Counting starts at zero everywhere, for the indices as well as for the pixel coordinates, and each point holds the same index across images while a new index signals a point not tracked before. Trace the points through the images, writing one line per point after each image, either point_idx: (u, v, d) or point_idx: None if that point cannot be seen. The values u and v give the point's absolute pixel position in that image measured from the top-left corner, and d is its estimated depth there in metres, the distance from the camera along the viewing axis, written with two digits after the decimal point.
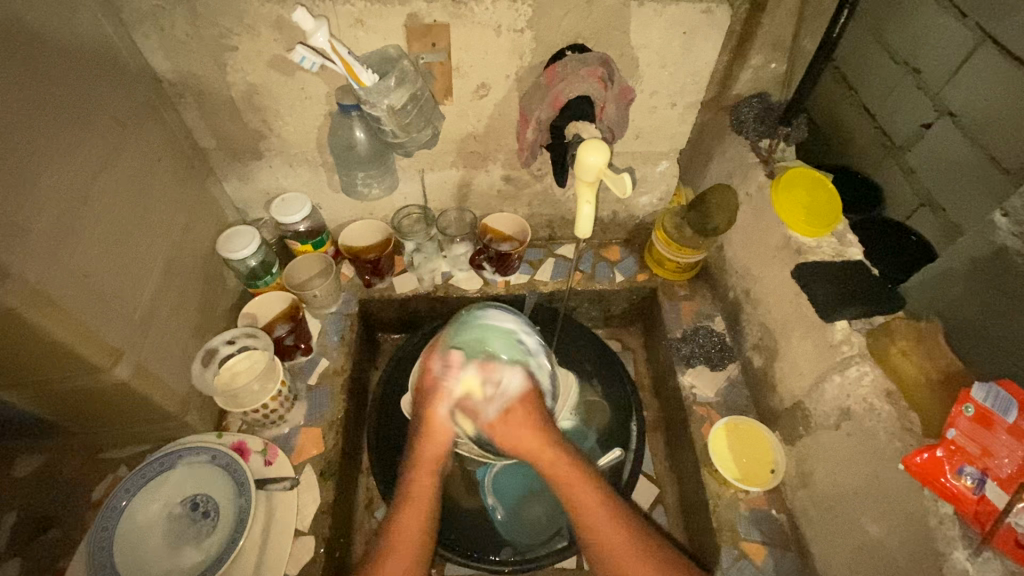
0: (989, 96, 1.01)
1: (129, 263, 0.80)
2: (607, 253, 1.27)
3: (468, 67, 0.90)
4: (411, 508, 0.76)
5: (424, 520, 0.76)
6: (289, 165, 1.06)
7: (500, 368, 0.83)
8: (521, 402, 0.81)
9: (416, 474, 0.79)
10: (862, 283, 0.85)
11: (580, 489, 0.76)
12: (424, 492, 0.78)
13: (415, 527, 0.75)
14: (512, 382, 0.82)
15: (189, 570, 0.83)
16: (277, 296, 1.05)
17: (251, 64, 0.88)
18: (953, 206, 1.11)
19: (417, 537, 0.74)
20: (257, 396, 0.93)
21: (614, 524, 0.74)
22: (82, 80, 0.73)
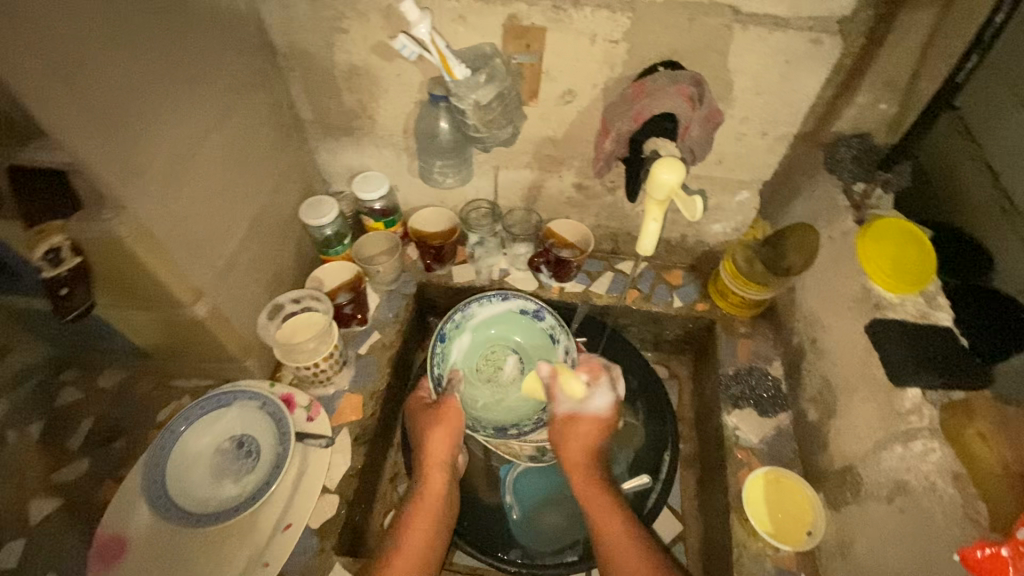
0: None
1: (223, 213, 0.88)
2: (668, 276, 1.23)
3: (558, 72, 0.90)
4: (427, 504, 0.83)
5: (435, 516, 0.82)
6: (375, 145, 1.12)
7: (597, 387, 0.90)
8: (593, 421, 0.88)
9: (431, 471, 0.86)
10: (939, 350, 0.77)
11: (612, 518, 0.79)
12: (437, 492, 0.85)
13: (427, 523, 0.81)
14: (599, 402, 0.89)
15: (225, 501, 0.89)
16: (344, 267, 1.13)
17: (356, 47, 0.93)
18: None
19: (427, 531, 0.80)
20: (312, 354, 1.00)
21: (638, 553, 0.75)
22: (212, 46, 0.82)
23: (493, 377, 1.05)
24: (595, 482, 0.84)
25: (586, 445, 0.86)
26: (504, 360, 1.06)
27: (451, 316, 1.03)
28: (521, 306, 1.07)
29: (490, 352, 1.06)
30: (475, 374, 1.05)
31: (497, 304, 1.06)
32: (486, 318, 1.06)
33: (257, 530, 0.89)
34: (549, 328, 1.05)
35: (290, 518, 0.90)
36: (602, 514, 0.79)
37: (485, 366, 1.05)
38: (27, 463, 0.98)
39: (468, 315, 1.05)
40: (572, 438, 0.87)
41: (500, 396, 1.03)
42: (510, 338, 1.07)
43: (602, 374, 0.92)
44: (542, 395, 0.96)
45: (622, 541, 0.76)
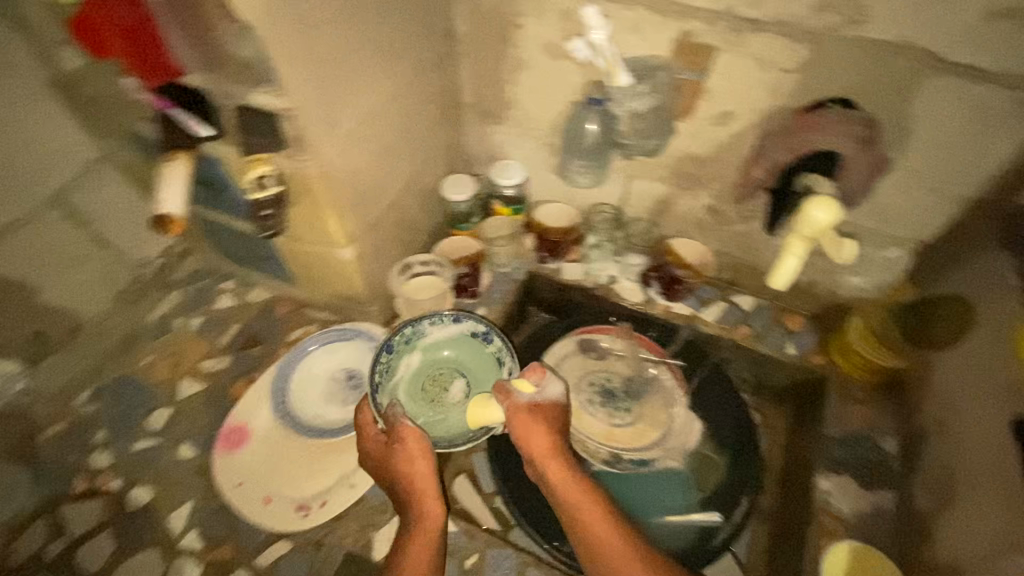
0: None
1: (384, 174, 0.99)
2: (786, 319, 1.18)
3: (720, 95, 0.90)
4: (416, 546, 0.81)
5: (428, 552, 0.81)
6: (521, 136, 1.19)
7: (545, 377, 0.96)
8: (552, 406, 0.94)
9: (422, 509, 0.85)
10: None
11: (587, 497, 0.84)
12: (433, 532, 0.83)
13: (421, 562, 0.79)
14: (553, 391, 0.96)
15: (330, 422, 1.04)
16: (470, 242, 1.22)
17: (528, 43, 1.00)
18: None
19: (423, 567, 0.79)
20: (430, 313, 1.10)
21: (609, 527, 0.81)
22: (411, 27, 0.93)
23: (438, 398, 1.05)
24: (564, 470, 0.87)
25: (535, 431, 0.89)
26: (450, 383, 1.05)
27: (404, 331, 1.03)
28: (469, 329, 1.06)
29: (435, 377, 1.06)
30: (422, 395, 1.05)
31: (435, 324, 1.05)
32: (433, 337, 1.06)
33: (350, 454, 1.00)
34: (497, 350, 1.05)
35: None
36: (571, 492, 0.85)
37: (431, 387, 1.05)
38: (184, 347, 1.15)
39: (422, 334, 1.04)
40: (534, 429, 0.90)
41: (442, 417, 1.03)
42: (457, 360, 1.07)
43: (540, 372, 0.95)
44: (491, 415, 0.94)
45: (591, 512, 0.82)
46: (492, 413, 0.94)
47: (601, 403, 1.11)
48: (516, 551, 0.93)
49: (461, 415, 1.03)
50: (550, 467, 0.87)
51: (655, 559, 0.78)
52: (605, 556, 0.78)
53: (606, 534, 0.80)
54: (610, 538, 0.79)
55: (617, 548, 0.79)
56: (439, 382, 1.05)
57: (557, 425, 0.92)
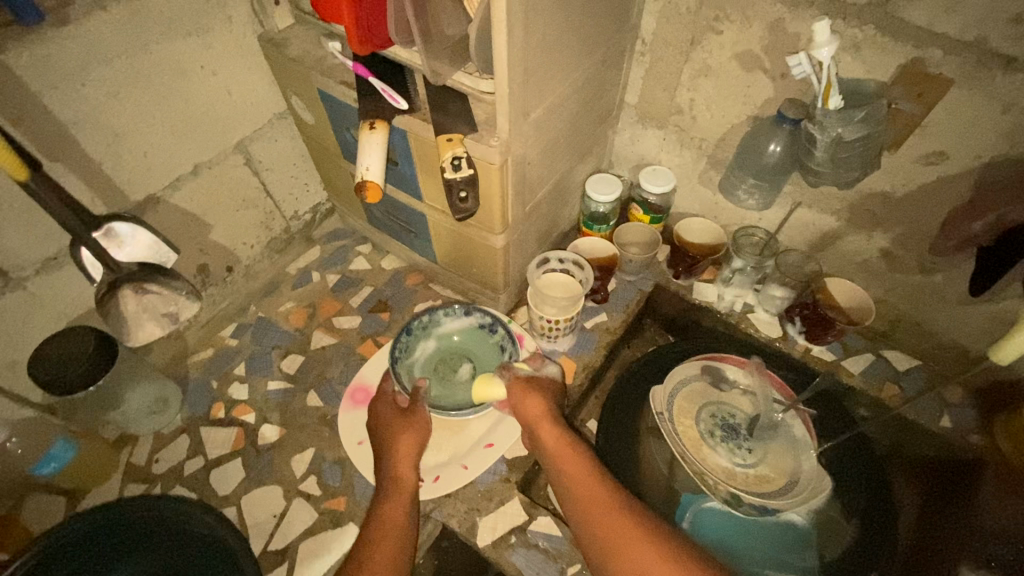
0: None
1: (547, 166, 0.98)
2: (943, 387, 1.07)
3: (940, 132, 0.81)
4: (393, 503, 0.86)
5: (405, 511, 0.85)
6: (679, 144, 1.14)
7: (544, 362, 1.03)
8: (546, 383, 0.99)
9: (401, 468, 0.90)
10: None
11: (567, 450, 0.87)
12: (407, 487, 0.88)
13: (397, 519, 0.83)
14: (550, 370, 1.03)
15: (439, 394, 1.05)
16: (603, 244, 1.19)
17: (719, 51, 0.94)
18: None
19: (398, 523, 0.82)
20: (554, 311, 1.08)
21: (604, 497, 0.80)
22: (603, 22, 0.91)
23: (445, 378, 1.06)
24: (560, 440, 0.89)
25: (525, 396, 0.95)
26: (459, 365, 1.07)
27: (419, 318, 1.07)
28: (482, 320, 1.09)
29: (449, 365, 1.07)
30: (433, 379, 1.06)
31: (455, 316, 1.09)
32: (448, 327, 1.09)
33: (466, 434, 1.02)
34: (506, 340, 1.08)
35: (492, 438, 1.02)
36: (562, 453, 0.87)
37: (444, 372, 1.07)
38: (320, 301, 1.22)
39: (436, 320, 1.08)
40: (527, 399, 0.94)
41: (450, 399, 1.05)
42: (469, 349, 1.09)
43: (540, 359, 1.04)
44: (490, 399, 0.98)
45: (588, 483, 0.82)
46: (493, 390, 0.97)
47: (721, 437, 1.06)
48: None
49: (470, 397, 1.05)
50: (540, 430, 0.91)
51: (638, 511, 0.78)
52: (583, 509, 0.79)
53: (596, 498, 0.79)
54: (592, 493, 0.80)
55: (599, 502, 0.79)
56: (448, 370, 1.07)
57: (552, 395, 0.97)
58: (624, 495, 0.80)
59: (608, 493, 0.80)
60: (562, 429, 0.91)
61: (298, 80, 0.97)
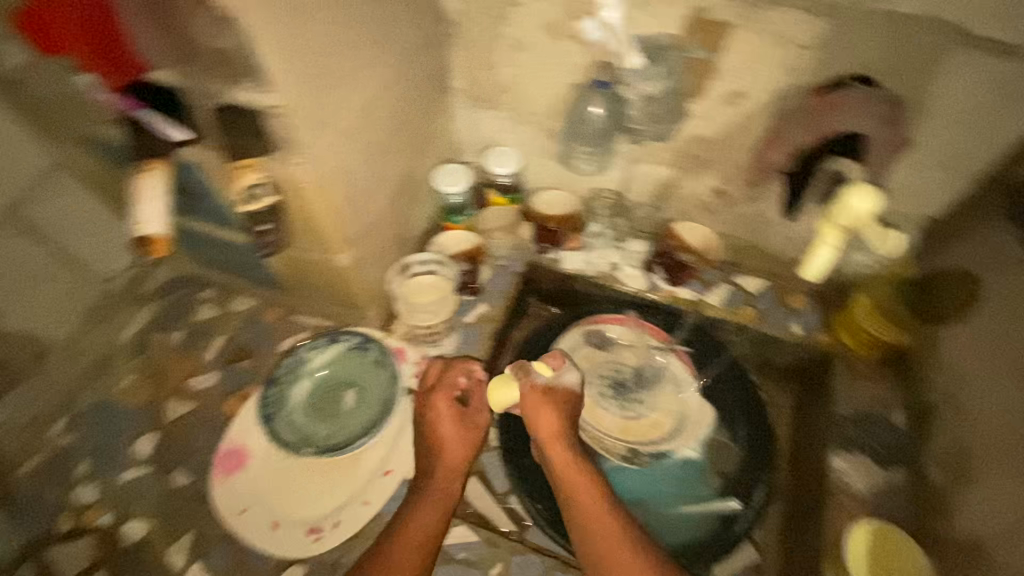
0: None
1: (378, 169, 0.91)
2: (789, 299, 1.18)
3: (733, 72, 0.86)
4: (411, 527, 0.79)
5: (424, 535, 0.79)
6: (515, 121, 1.12)
7: (564, 365, 0.95)
8: (564, 394, 0.92)
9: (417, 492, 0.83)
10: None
11: (574, 470, 0.84)
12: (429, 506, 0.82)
13: (414, 544, 0.78)
14: (568, 377, 0.95)
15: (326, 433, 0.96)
16: (465, 235, 1.16)
17: (524, 23, 0.93)
18: None
19: (415, 549, 0.77)
20: (428, 316, 1.04)
21: (609, 523, 0.79)
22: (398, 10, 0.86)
23: (329, 413, 0.98)
24: (570, 455, 0.86)
25: (546, 414, 0.89)
26: (342, 395, 0.99)
27: (283, 363, 1.00)
28: (349, 344, 1.03)
29: (328, 398, 0.99)
30: (316, 418, 0.97)
31: (321, 350, 1.02)
32: (316, 362, 1.01)
33: (360, 467, 0.95)
34: (380, 354, 1.02)
35: (391, 464, 0.95)
36: (573, 479, 0.84)
37: (325, 407, 0.98)
38: (166, 366, 1.07)
39: (303, 359, 1.01)
40: (541, 408, 0.89)
41: (339, 433, 0.96)
42: (346, 377, 1.01)
43: (560, 358, 0.96)
44: (505, 403, 0.92)
45: (595, 508, 0.80)
46: (506, 395, 0.91)
47: (612, 397, 1.09)
48: (542, 556, 0.90)
49: (359, 423, 0.97)
50: (553, 453, 0.86)
51: (648, 558, 0.76)
52: (599, 546, 0.77)
53: (608, 531, 0.78)
54: (610, 523, 0.79)
55: (617, 544, 0.77)
56: (328, 403, 0.98)
57: (574, 419, 0.91)
58: (629, 519, 0.80)
59: (617, 519, 0.79)
60: (571, 441, 0.87)
61: (79, 112, 0.91)
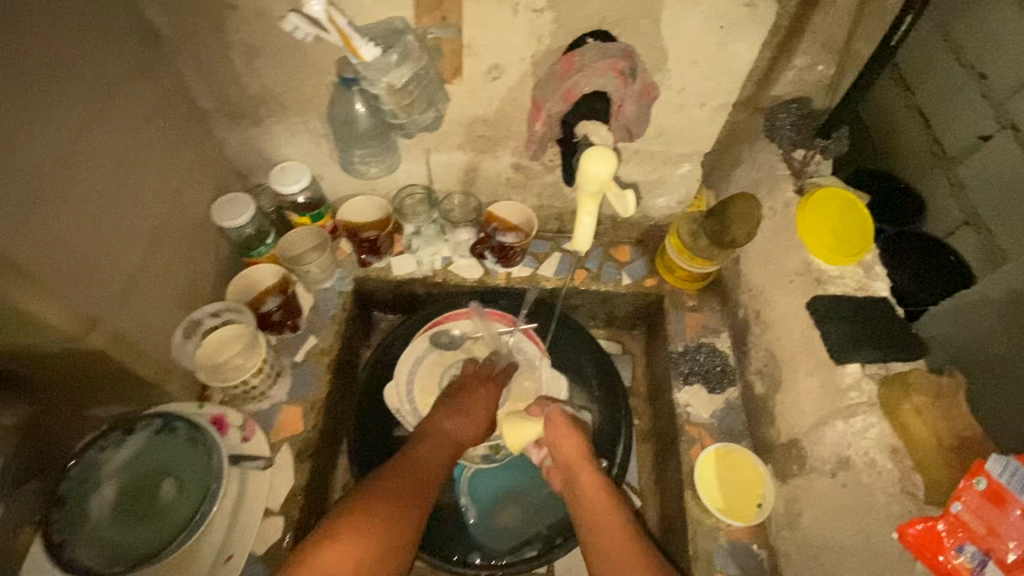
0: (1003, 157, 0.85)
1: (114, 227, 0.77)
2: (616, 253, 1.21)
3: (482, 46, 0.82)
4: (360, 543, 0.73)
5: (374, 552, 0.73)
6: (290, 134, 1.02)
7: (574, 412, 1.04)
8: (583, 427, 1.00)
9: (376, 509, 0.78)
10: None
11: (596, 490, 0.87)
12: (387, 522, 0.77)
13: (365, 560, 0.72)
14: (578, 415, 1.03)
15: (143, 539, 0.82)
16: (267, 269, 1.03)
17: (249, 25, 0.83)
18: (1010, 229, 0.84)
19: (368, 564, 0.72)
20: (238, 371, 0.92)
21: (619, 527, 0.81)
22: (78, 36, 0.71)
23: (144, 513, 0.84)
24: (592, 478, 0.88)
25: (574, 442, 0.92)
26: (157, 487, 0.85)
27: (67, 474, 0.82)
28: (153, 425, 0.88)
29: (137, 497, 0.84)
30: (128, 524, 0.82)
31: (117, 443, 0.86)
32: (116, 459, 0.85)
33: (194, 567, 0.81)
34: (192, 428, 0.89)
35: (232, 548, 0.84)
36: (574, 461, 0.91)
37: (137, 508, 0.84)
38: None
39: (99, 460, 0.84)
40: (567, 438, 0.93)
41: (160, 531, 0.82)
42: (157, 465, 0.87)
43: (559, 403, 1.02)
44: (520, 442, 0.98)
45: (606, 515, 0.83)
46: (529, 428, 0.96)
47: None
48: None
49: (182, 512, 0.84)
50: (580, 474, 0.89)
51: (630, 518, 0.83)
52: (588, 514, 0.84)
53: (609, 527, 0.81)
54: (594, 492, 0.87)
55: (600, 506, 0.85)
56: (138, 503, 0.84)
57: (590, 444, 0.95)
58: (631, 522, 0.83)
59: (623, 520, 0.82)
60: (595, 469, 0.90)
61: None
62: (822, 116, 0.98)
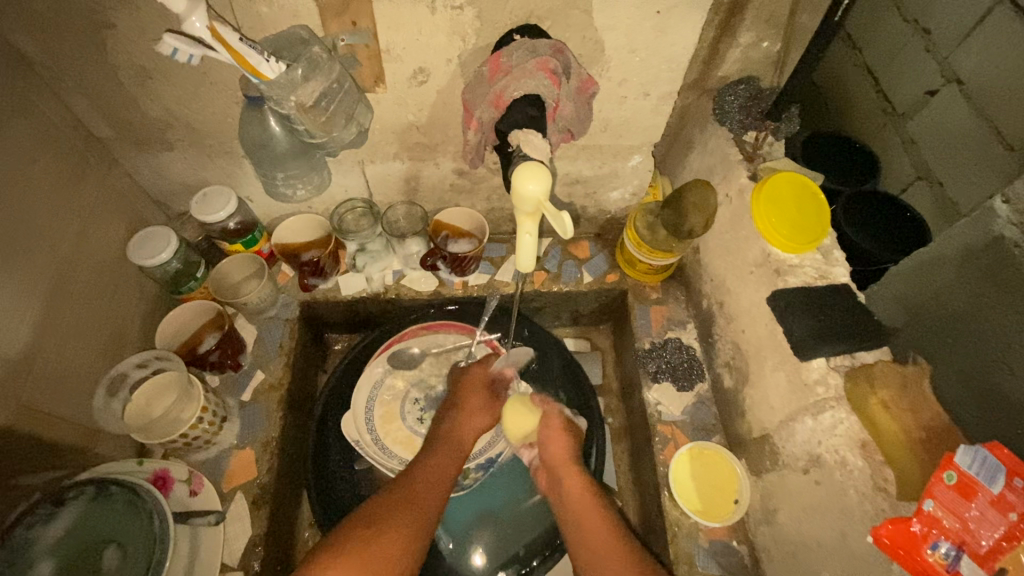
0: (995, 65, 0.91)
1: (2, 289, 0.68)
2: (575, 250, 1.16)
3: (402, 50, 0.75)
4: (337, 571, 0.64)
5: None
6: (207, 156, 0.93)
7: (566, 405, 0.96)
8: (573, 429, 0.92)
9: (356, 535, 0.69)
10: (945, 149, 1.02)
11: (584, 495, 0.81)
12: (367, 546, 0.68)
13: None
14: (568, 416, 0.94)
15: None
16: (200, 305, 0.95)
17: (136, 43, 0.74)
18: (952, 180, 1.02)
19: None
20: (175, 424, 0.84)
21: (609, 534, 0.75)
22: None
23: None
24: (580, 483, 0.82)
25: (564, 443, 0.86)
26: (99, 557, 0.76)
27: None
28: (85, 494, 0.80)
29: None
30: None
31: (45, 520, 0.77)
32: (45, 538, 0.76)
33: None
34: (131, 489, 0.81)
35: None
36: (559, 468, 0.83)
37: None
38: None
39: (29, 539, 0.75)
40: (556, 440, 0.86)
41: None
42: (93, 537, 0.78)
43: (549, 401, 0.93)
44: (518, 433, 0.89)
45: (595, 520, 0.77)
46: (524, 426, 0.88)
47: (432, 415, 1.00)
48: None
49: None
50: (567, 479, 0.83)
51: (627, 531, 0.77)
52: (575, 518, 0.78)
53: (600, 537, 0.75)
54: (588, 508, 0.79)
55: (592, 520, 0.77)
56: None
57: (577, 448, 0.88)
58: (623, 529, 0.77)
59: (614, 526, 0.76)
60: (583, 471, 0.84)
61: None
62: (771, 95, 0.95)
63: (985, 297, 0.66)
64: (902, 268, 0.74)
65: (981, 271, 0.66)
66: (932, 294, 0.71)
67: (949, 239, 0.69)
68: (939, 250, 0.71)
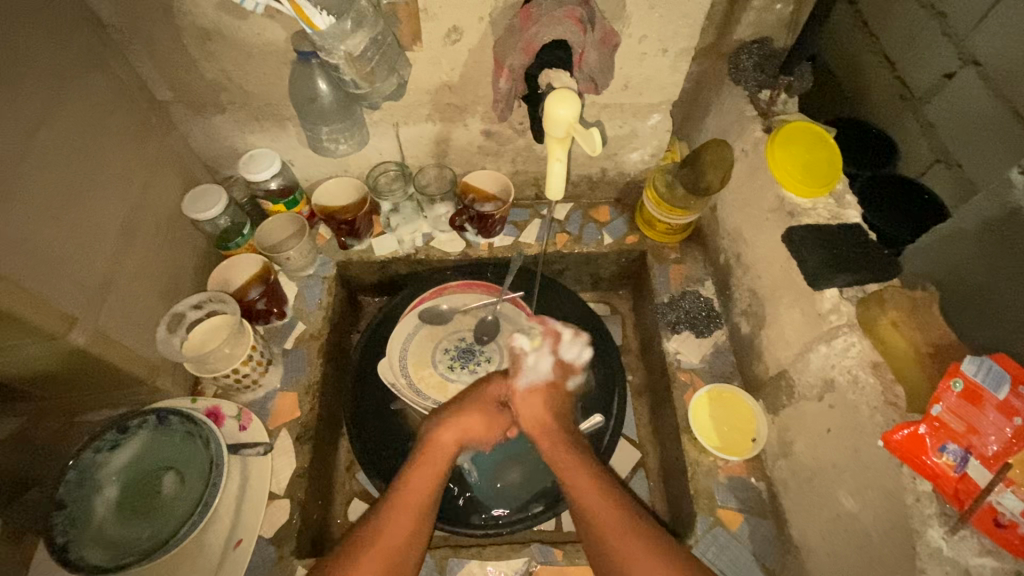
0: (1011, 51, 1.11)
1: (82, 222, 0.76)
2: (596, 214, 1.21)
3: (438, 9, 0.83)
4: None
5: None
6: (256, 119, 1.01)
7: (559, 346, 0.91)
8: (545, 386, 0.87)
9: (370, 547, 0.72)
10: (982, 124, 1.19)
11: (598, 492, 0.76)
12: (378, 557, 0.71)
13: None
14: (544, 367, 0.89)
15: (150, 536, 0.78)
16: (248, 259, 1.01)
17: (200, 5, 0.82)
18: (970, 163, 1.23)
19: None
20: (228, 360, 0.92)
21: (629, 534, 0.72)
22: (25, 24, 0.70)
23: (148, 510, 0.80)
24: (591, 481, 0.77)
25: (535, 406, 0.85)
26: (159, 481, 0.82)
27: (64, 478, 0.77)
28: (146, 422, 0.85)
29: (139, 496, 0.81)
30: (133, 523, 0.79)
31: (112, 443, 0.82)
32: (114, 461, 0.81)
33: (206, 553, 0.81)
34: (186, 422, 0.85)
35: (240, 533, 0.84)
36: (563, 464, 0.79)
37: (139, 506, 0.80)
38: None
39: (97, 462, 0.80)
40: (530, 406, 0.85)
41: (166, 524, 0.79)
42: (155, 462, 0.83)
43: (554, 339, 0.92)
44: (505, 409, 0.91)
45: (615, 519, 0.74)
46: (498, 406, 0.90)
47: (461, 365, 1.05)
48: (431, 553, 0.88)
49: (185, 504, 0.80)
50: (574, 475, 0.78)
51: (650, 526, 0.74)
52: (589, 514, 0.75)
53: (616, 537, 0.72)
54: (608, 511, 0.74)
55: (602, 519, 0.73)
56: (139, 501, 0.80)
57: (563, 408, 0.87)
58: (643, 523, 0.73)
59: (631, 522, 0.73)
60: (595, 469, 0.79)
61: None
62: (783, 54, 1.00)
63: (1005, 268, 0.76)
64: (923, 244, 0.81)
65: (999, 241, 0.75)
66: (952, 266, 0.79)
67: (966, 215, 0.80)
68: (957, 226, 0.79)
